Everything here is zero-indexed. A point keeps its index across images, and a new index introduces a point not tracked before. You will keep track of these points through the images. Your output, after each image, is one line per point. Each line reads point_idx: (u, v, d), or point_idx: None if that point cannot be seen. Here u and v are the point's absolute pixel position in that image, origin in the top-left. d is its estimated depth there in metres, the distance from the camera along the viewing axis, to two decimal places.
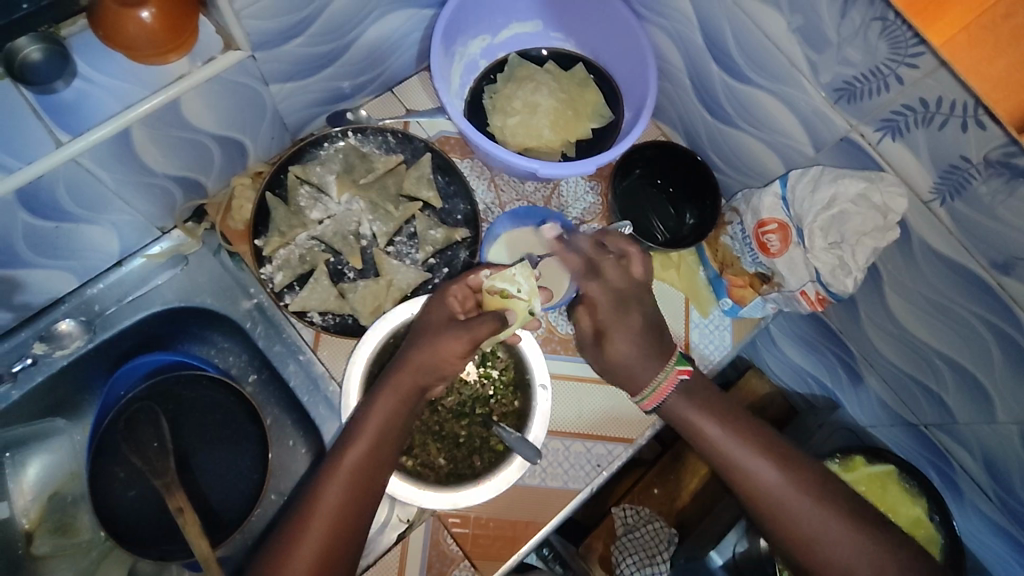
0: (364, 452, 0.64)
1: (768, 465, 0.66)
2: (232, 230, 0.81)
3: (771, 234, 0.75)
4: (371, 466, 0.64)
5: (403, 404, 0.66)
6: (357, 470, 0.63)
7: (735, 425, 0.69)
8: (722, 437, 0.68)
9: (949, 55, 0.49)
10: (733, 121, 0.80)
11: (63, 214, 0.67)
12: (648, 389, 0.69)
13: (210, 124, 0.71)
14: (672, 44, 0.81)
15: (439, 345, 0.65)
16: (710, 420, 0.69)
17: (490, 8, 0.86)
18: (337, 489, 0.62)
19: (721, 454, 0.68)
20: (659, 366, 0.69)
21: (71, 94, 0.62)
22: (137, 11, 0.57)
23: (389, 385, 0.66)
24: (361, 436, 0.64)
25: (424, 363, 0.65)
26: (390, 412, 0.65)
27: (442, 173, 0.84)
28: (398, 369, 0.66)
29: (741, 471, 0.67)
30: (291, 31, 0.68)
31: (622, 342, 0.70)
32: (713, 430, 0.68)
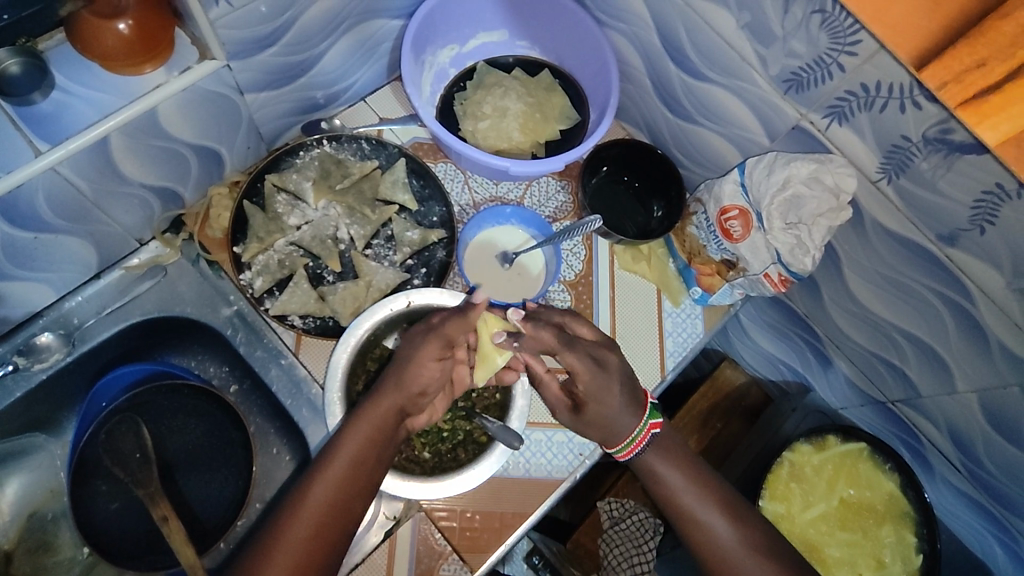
0: (336, 480, 0.63)
1: (724, 522, 0.68)
2: (209, 239, 0.82)
3: (733, 220, 0.78)
4: (341, 494, 0.63)
5: (378, 430, 0.65)
6: (327, 499, 0.62)
7: (698, 483, 0.70)
8: (680, 485, 0.69)
9: (856, 7, 0.59)
10: (692, 117, 0.85)
11: (43, 225, 0.68)
12: (622, 444, 0.69)
13: (188, 134, 0.73)
14: (632, 47, 0.85)
15: (416, 358, 0.66)
16: (676, 476, 0.69)
17: (457, 18, 0.89)
18: (306, 518, 0.61)
19: (678, 504, 0.69)
20: (636, 419, 0.68)
21: (49, 105, 0.63)
22: (114, 23, 0.59)
23: (362, 412, 0.66)
24: (335, 461, 0.63)
25: (400, 384, 0.66)
26: (368, 436, 0.64)
27: (416, 177, 0.87)
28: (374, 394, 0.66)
29: (698, 527, 0.68)
30: (264, 40, 0.70)
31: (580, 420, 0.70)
32: (676, 481, 0.69)
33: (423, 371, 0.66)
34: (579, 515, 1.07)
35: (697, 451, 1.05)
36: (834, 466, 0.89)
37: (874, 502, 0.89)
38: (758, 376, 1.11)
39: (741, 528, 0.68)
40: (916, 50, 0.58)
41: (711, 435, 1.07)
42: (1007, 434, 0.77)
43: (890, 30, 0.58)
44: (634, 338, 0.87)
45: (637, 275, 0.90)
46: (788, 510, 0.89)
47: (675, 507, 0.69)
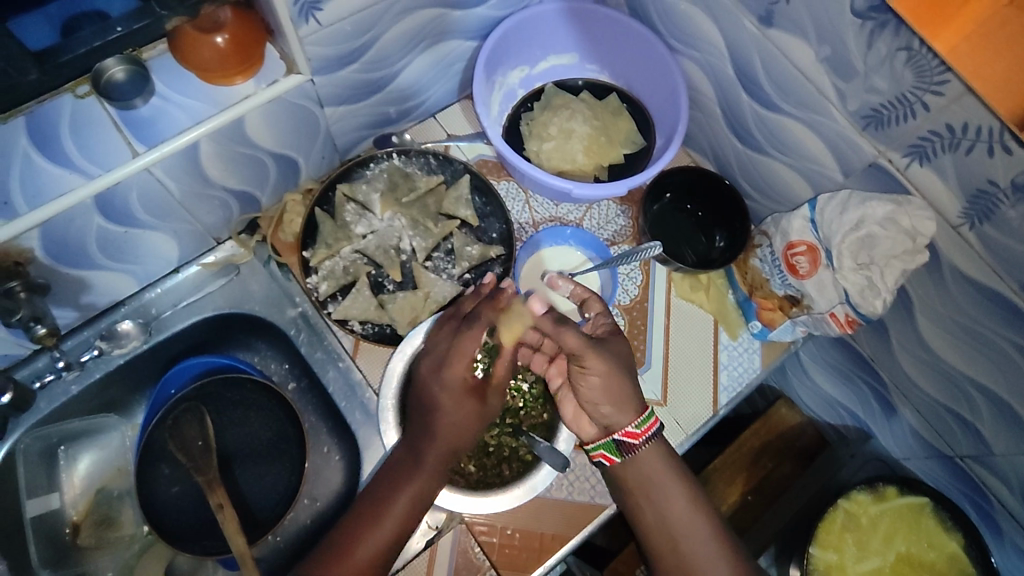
0: (382, 542, 0.65)
1: (709, 535, 0.68)
2: (282, 243, 0.86)
3: (800, 256, 0.75)
4: (383, 554, 0.65)
5: (424, 489, 0.68)
6: (376, 552, 0.65)
7: (692, 492, 0.71)
8: (674, 492, 0.70)
9: (955, 61, 0.56)
10: (763, 148, 0.83)
11: (133, 220, 0.73)
12: (639, 418, 0.70)
13: (270, 142, 0.77)
14: (704, 75, 0.85)
15: (468, 418, 0.69)
16: (672, 482, 0.70)
17: (531, 42, 0.91)
18: (357, 570, 0.64)
19: (669, 509, 0.69)
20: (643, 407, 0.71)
21: (147, 110, 0.68)
22: (212, 36, 0.64)
23: (410, 475, 0.68)
24: (385, 517, 0.66)
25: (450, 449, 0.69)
26: (415, 496, 0.68)
27: (479, 193, 0.89)
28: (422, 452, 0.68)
29: (683, 536, 0.68)
30: (347, 57, 0.74)
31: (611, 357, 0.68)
32: (671, 486, 0.70)
33: (470, 434, 0.69)
34: (616, 544, 1.04)
35: (745, 490, 1.01)
36: (892, 520, 0.85)
37: (933, 562, 0.84)
38: (814, 418, 1.07)
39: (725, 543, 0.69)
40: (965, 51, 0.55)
41: (762, 475, 1.02)
42: None
43: (989, 88, 0.55)
44: (689, 371, 0.85)
45: (694, 305, 0.88)
46: (840, 559, 0.85)
47: (665, 514, 0.69)
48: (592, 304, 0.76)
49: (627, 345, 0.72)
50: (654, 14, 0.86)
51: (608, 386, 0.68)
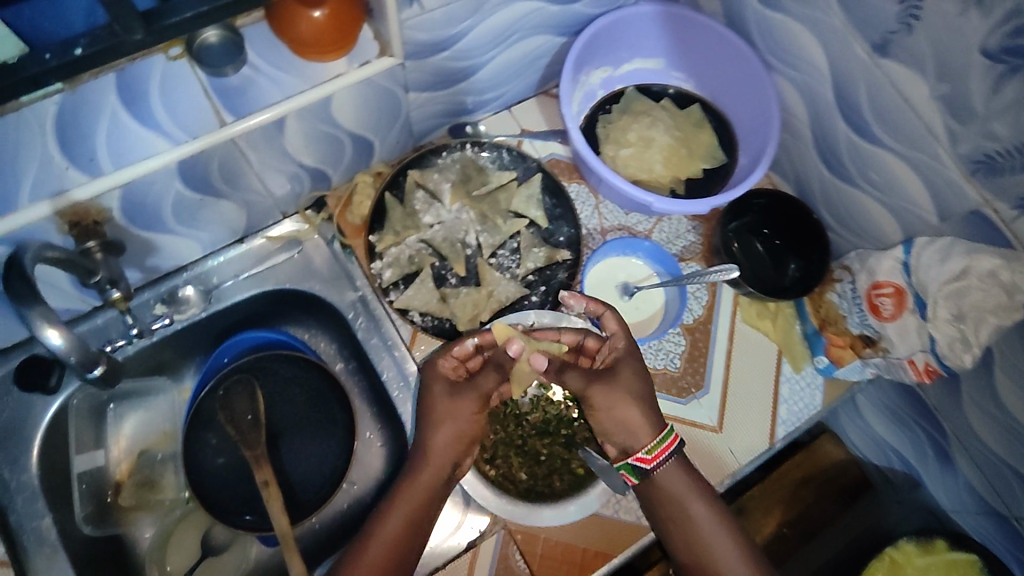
0: (394, 532, 0.66)
1: (741, 555, 0.68)
2: (348, 224, 0.86)
3: (885, 297, 0.73)
4: (396, 551, 0.66)
5: (428, 488, 0.69)
6: (385, 549, 0.65)
7: (717, 511, 0.70)
8: (701, 513, 0.69)
9: None
10: (852, 179, 0.80)
11: (209, 188, 0.72)
12: (655, 441, 0.70)
13: (351, 122, 0.75)
14: (798, 97, 0.82)
15: (458, 411, 0.71)
16: (698, 502, 0.69)
17: (619, 43, 0.89)
18: (363, 569, 0.64)
19: (699, 530, 0.68)
20: (652, 432, 0.71)
21: (238, 79, 0.66)
22: (311, 10, 0.62)
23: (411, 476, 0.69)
24: (388, 516, 0.67)
25: (448, 448, 0.70)
26: (418, 496, 0.68)
27: (550, 194, 0.87)
28: (421, 451, 0.70)
29: (716, 558, 0.68)
30: (440, 45, 0.72)
31: (619, 391, 0.72)
32: (696, 506, 0.69)
33: (464, 429, 0.71)
34: None
35: (782, 522, 0.99)
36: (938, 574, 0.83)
37: None
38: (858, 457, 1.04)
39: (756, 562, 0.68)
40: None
41: (801, 508, 0.99)
42: None
43: None
44: (747, 399, 0.83)
45: (758, 332, 0.86)
46: None
47: (692, 533, 0.69)
48: (608, 319, 0.73)
49: (634, 371, 0.73)
50: (752, 28, 0.83)
51: (618, 416, 0.72)
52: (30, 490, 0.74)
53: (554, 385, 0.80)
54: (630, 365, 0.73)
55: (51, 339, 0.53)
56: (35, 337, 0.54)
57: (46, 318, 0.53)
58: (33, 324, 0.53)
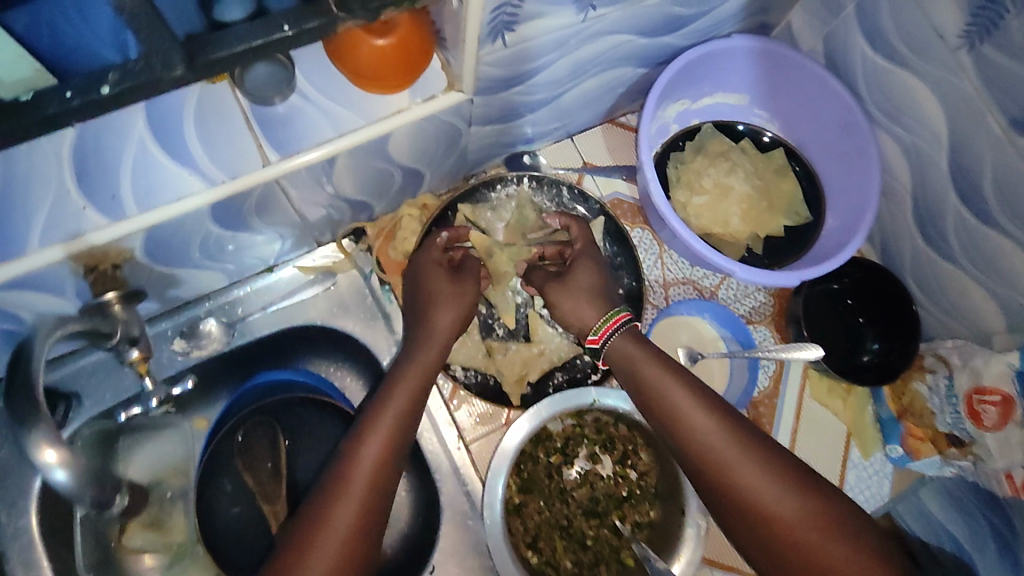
0: (397, 416, 0.58)
1: (718, 424, 0.55)
2: (388, 259, 0.78)
3: (989, 405, 0.66)
4: (397, 442, 0.57)
5: (425, 372, 0.63)
6: (396, 424, 0.58)
7: (683, 374, 0.60)
8: (659, 374, 0.60)
9: None
10: (956, 259, 0.71)
11: (242, 224, 0.64)
12: (596, 323, 0.65)
13: (404, 156, 0.66)
14: (904, 159, 0.74)
15: (460, 292, 0.68)
16: (680, 392, 0.58)
17: (704, 76, 0.79)
18: (372, 454, 0.55)
19: (662, 402, 0.59)
20: (600, 313, 0.66)
21: (285, 110, 0.58)
22: (374, 37, 0.53)
23: (409, 356, 0.64)
24: (390, 398, 0.60)
25: (450, 326, 0.66)
26: (421, 374, 0.63)
27: (612, 240, 0.79)
28: (423, 331, 0.66)
29: (688, 433, 0.56)
30: (514, 79, 0.63)
31: (574, 292, 0.67)
32: (648, 366, 0.61)
33: (465, 307, 0.68)
34: None
35: None
36: None
37: None
38: None
39: (738, 430, 0.55)
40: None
41: None
42: None
43: None
44: None
45: (827, 410, 0.79)
46: None
47: (659, 398, 0.59)
48: (576, 227, 0.73)
49: (590, 270, 0.69)
50: (859, 76, 0.74)
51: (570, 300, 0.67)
52: (27, 538, 0.67)
53: (603, 458, 0.72)
54: (587, 257, 0.71)
55: (50, 468, 0.43)
56: (31, 462, 0.43)
57: (44, 439, 0.43)
58: (27, 447, 0.43)
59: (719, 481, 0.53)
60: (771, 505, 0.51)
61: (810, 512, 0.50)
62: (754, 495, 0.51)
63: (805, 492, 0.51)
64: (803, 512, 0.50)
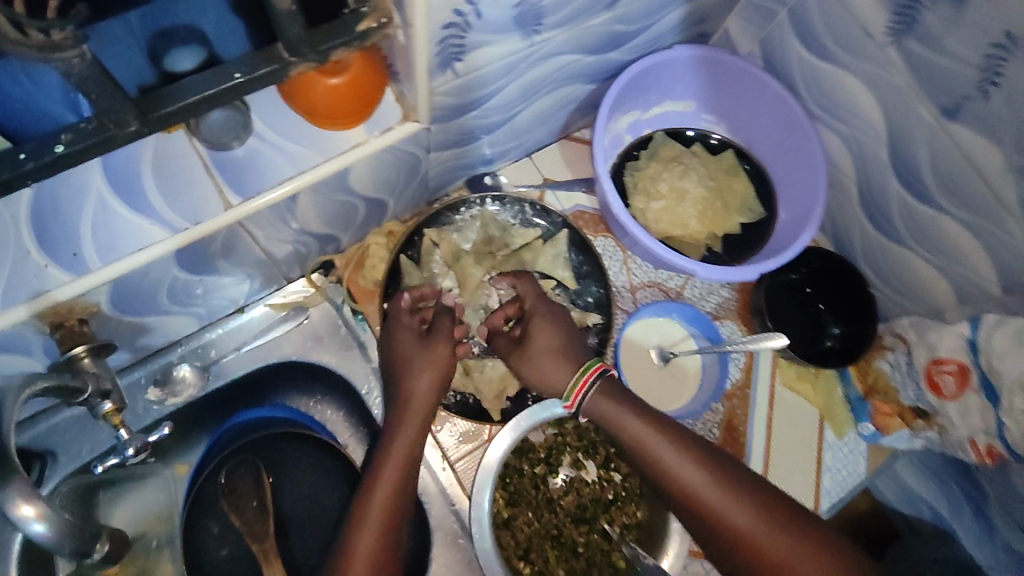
0: (386, 496, 0.61)
1: (694, 466, 0.60)
2: (358, 287, 0.78)
3: (948, 374, 0.68)
4: (392, 520, 0.60)
5: (413, 441, 0.65)
6: (388, 504, 0.60)
7: (658, 423, 0.63)
8: (637, 428, 0.63)
9: None
10: (902, 240, 0.75)
11: (209, 267, 0.64)
12: (565, 391, 0.67)
13: (365, 188, 0.68)
14: (846, 151, 0.77)
15: (434, 356, 0.68)
16: (626, 414, 0.64)
17: (651, 87, 0.83)
18: (367, 538, 0.58)
19: (642, 451, 0.62)
20: (570, 371, 0.68)
21: (243, 152, 0.59)
22: (327, 77, 0.55)
23: (394, 428, 0.65)
24: (380, 479, 0.62)
25: (426, 393, 0.67)
26: (409, 444, 0.64)
27: (577, 250, 0.81)
28: (400, 402, 0.67)
29: (669, 480, 0.61)
30: (467, 105, 0.64)
31: (536, 356, 0.68)
32: (625, 417, 0.64)
33: (442, 371, 0.68)
34: None
35: None
36: None
37: None
38: None
39: (714, 469, 0.60)
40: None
41: None
42: None
43: None
44: (789, 470, 0.79)
45: (799, 395, 0.81)
46: None
47: (639, 448, 0.63)
48: (524, 280, 0.73)
49: (548, 328, 0.70)
50: (796, 75, 0.78)
51: (536, 364, 0.69)
52: None
53: (587, 464, 0.74)
54: (542, 312, 0.71)
55: (29, 522, 0.43)
56: (5, 517, 0.43)
57: (20, 494, 0.43)
58: (1, 503, 0.42)
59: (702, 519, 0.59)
60: (748, 536, 0.57)
61: (787, 540, 0.56)
62: (734, 531, 0.57)
63: (776, 520, 0.57)
64: (776, 538, 0.56)
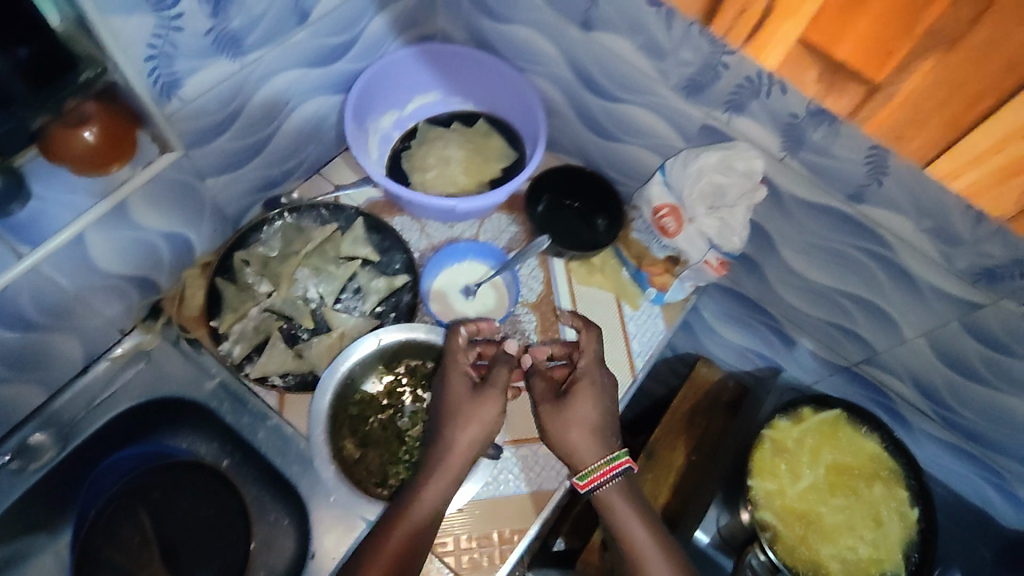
0: (410, 533, 0.69)
1: (661, 551, 0.73)
2: (187, 318, 0.87)
3: (666, 217, 0.86)
4: (404, 552, 0.68)
5: (444, 486, 0.73)
6: (403, 542, 0.68)
7: (652, 528, 0.74)
8: (640, 536, 0.73)
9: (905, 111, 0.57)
10: (614, 135, 0.94)
11: (30, 324, 0.73)
12: (596, 465, 0.74)
13: (157, 222, 0.80)
14: (551, 85, 0.96)
15: (481, 412, 0.75)
16: (633, 521, 0.74)
17: (393, 87, 0.99)
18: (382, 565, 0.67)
19: (626, 535, 0.73)
20: (601, 452, 0.75)
21: (26, 213, 0.69)
22: (81, 131, 0.67)
23: (424, 477, 0.73)
24: (401, 521, 0.70)
25: (467, 444, 0.75)
26: (436, 495, 0.72)
27: (375, 232, 0.93)
28: (440, 456, 0.74)
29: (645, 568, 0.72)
30: (219, 126, 0.78)
31: (567, 422, 0.76)
32: (624, 507, 0.74)
33: (487, 427, 0.75)
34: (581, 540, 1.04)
35: (688, 452, 1.06)
36: (816, 436, 0.91)
37: (858, 465, 0.90)
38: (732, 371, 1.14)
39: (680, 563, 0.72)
40: (840, 99, 0.60)
41: (699, 434, 1.07)
42: (961, 371, 0.81)
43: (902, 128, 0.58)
44: (602, 348, 0.91)
45: (595, 288, 0.95)
46: (779, 486, 0.89)
47: (624, 532, 0.73)
48: (585, 334, 0.82)
49: (586, 404, 0.77)
50: (496, 43, 0.96)
51: (569, 414, 0.77)
52: None
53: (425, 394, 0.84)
54: (588, 383, 0.79)
55: None
56: None
57: None
58: None
59: None
60: None
61: None
62: None
63: None
64: None
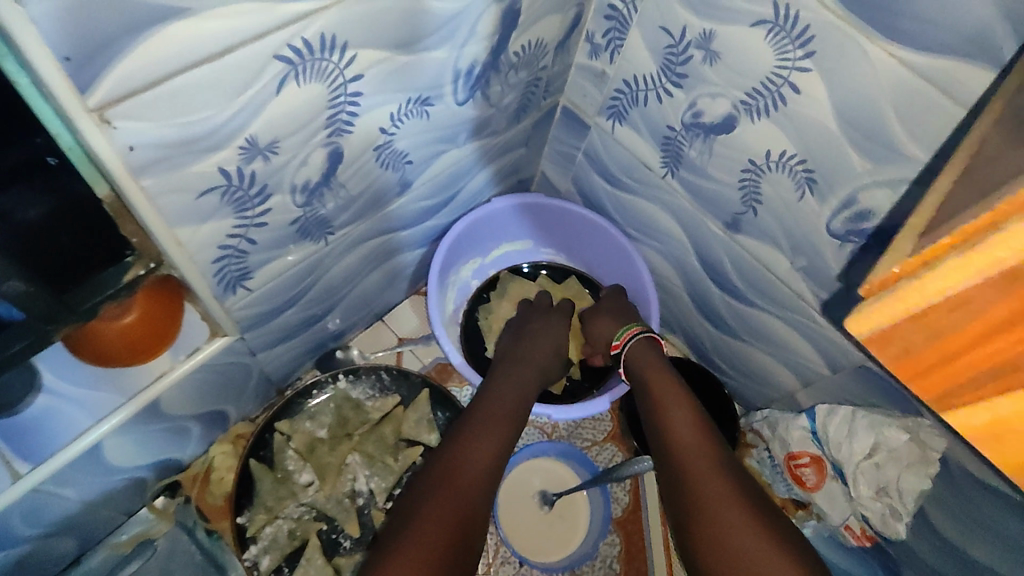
0: (473, 475, 0.57)
1: (749, 510, 0.51)
2: (210, 505, 0.74)
3: (805, 468, 0.72)
4: (465, 509, 0.53)
5: (498, 437, 0.63)
6: (463, 500, 0.54)
7: (737, 472, 0.56)
8: (706, 461, 0.56)
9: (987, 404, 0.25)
10: (737, 334, 0.78)
11: (14, 540, 0.58)
12: (625, 327, 0.77)
13: (189, 407, 0.65)
14: (663, 259, 0.81)
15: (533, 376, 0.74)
16: (698, 443, 0.59)
17: (482, 237, 0.86)
18: (449, 511, 0.52)
19: (692, 491, 0.55)
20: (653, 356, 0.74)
21: (32, 413, 0.54)
22: (117, 319, 0.51)
23: (470, 440, 0.61)
24: (459, 450, 0.59)
25: (516, 400, 0.69)
26: (492, 445, 0.61)
27: (442, 408, 0.78)
28: (482, 401, 0.67)
29: (705, 497, 0.53)
30: (285, 304, 0.64)
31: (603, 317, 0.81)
32: (694, 444, 0.59)
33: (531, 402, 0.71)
34: None
35: None
36: None
37: None
38: None
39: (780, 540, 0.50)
40: None
41: None
42: None
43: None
44: None
45: None
46: None
47: (677, 437, 0.60)
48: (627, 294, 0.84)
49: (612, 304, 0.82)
50: (608, 205, 0.82)
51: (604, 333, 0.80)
52: None
53: None
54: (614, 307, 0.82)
55: None
56: None
57: None
58: None
59: (709, 516, 0.52)
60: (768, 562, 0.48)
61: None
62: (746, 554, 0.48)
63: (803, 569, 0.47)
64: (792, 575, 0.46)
